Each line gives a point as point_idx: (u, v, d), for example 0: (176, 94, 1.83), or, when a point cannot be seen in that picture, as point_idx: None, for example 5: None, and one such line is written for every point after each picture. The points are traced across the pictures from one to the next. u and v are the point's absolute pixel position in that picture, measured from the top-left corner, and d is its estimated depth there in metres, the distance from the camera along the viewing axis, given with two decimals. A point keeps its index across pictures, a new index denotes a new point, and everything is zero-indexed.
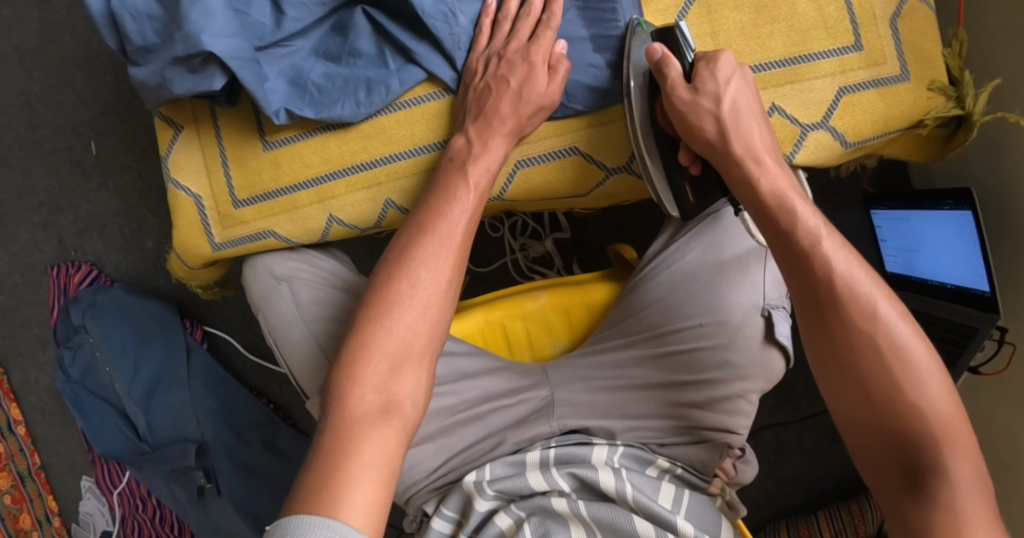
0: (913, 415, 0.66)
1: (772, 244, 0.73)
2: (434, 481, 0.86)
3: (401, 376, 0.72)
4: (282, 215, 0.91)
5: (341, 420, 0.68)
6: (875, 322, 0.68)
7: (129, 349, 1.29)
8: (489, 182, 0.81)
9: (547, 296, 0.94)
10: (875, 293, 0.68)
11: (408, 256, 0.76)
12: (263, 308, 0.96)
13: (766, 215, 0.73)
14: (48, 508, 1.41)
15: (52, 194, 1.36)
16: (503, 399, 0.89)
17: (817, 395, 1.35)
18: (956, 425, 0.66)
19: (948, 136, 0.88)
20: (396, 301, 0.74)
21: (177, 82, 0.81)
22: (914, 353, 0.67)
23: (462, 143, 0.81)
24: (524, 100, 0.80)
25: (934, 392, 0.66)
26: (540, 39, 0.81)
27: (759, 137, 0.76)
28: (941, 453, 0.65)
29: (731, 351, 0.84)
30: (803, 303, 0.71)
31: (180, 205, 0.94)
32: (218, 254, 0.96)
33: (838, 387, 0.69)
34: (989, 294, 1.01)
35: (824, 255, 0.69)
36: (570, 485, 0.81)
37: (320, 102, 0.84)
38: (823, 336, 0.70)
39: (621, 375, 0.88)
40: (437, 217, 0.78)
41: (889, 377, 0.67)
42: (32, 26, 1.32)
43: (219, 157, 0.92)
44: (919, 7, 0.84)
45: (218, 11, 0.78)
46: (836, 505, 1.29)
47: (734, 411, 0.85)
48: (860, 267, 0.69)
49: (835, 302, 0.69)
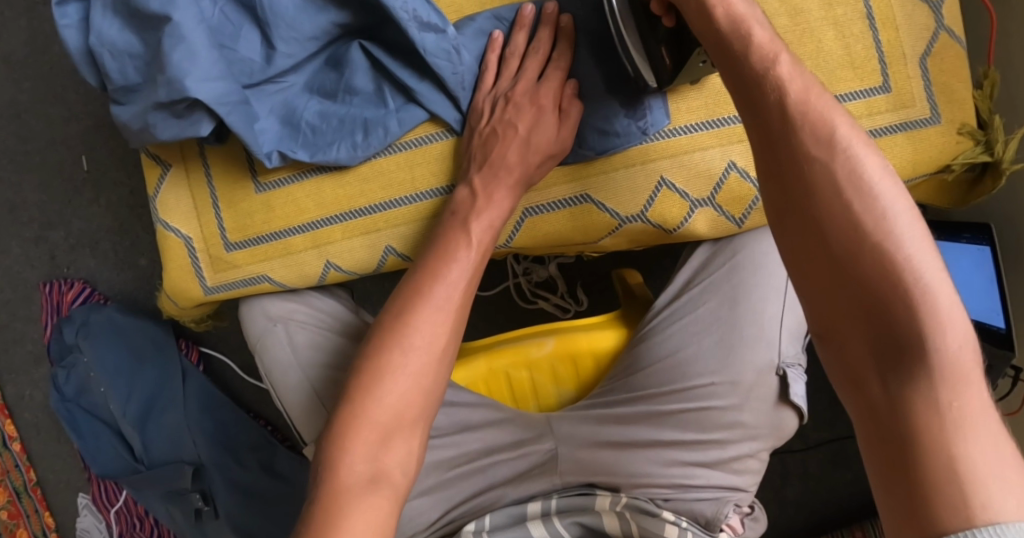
0: (879, 265, 0.54)
1: (723, 74, 0.62)
2: (432, 533, 0.83)
3: (393, 447, 0.68)
4: (275, 259, 0.87)
5: (329, 493, 0.64)
6: (832, 148, 0.56)
7: (123, 370, 1.26)
8: (491, 239, 0.77)
9: (553, 342, 0.90)
10: (833, 113, 0.57)
11: (402, 321, 0.72)
12: (258, 348, 0.91)
13: (716, 43, 0.61)
14: (44, 524, 1.37)
15: (43, 209, 1.31)
16: (505, 452, 0.85)
17: (825, 421, 1.31)
18: (938, 282, 0.53)
19: (973, 181, 0.84)
20: (389, 366, 0.70)
21: (162, 127, 0.76)
22: (881, 190, 0.55)
23: (465, 195, 0.77)
24: (532, 147, 0.76)
25: (903, 226, 0.54)
26: (547, 80, 0.77)
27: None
28: (915, 313, 0.53)
29: (743, 411, 0.81)
30: (756, 142, 0.60)
31: (169, 246, 0.90)
32: (211, 297, 0.92)
33: (797, 241, 0.58)
34: (1005, 330, 0.97)
35: (777, 76, 0.58)
36: (572, 531, 0.77)
37: (314, 143, 0.79)
38: (774, 171, 0.59)
39: (628, 432, 0.83)
40: (433, 281, 0.74)
41: (847, 212, 0.55)
42: (20, 36, 1.27)
43: (209, 197, 0.87)
44: (952, 42, 0.80)
45: (202, 52, 0.73)
46: (840, 530, 1.26)
47: (742, 470, 0.82)
48: (818, 90, 0.58)
49: (788, 131, 0.57)
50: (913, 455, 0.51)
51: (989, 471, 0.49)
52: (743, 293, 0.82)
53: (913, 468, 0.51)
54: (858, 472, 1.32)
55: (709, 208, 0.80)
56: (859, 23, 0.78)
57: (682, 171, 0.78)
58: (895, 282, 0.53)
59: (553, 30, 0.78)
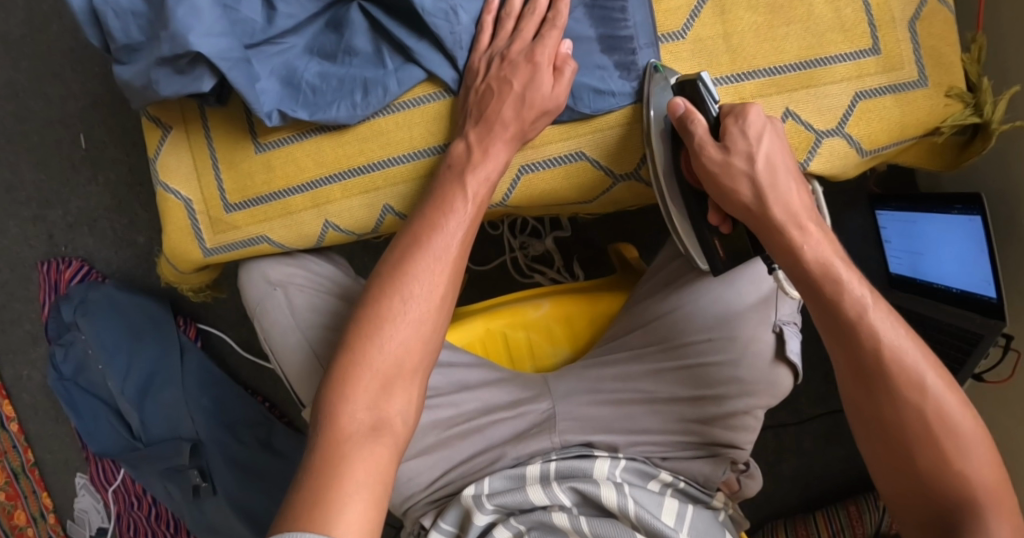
0: (955, 479, 0.69)
1: (817, 314, 0.73)
2: (430, 495, 0.83)
3: (393, 396, 0.69)
4: (275, 219, 0.88)
5: (330, 438, 0.66)
6: (923, 391, 0.70)
7: (122, 346, 1.27)
8: (488, 193, 0.78)
9: (549, 304, 0.91)
10: (921, 362, 0.70)
11: (401, 272, 0.73)
12: (259, 312, 0.92)
13: (811, 288, 0.72)
14: (42, 505, 1.39)
15: (41, 188, 1.32)
16: (502, 412, 0.86)
17: (817, 397, 1.33)
18: (999, 493, 0.68)
19: (964, 144, 0.85)
20: (388, 318, 0.71)
21: (164, 83, 0.77)
22: (957, 419, 0.69)
23: (462, 149, 0.78)
24: (527, 103, 0.77)
25: (976, 452, 0.69)
26: (544, 39, 0.77)
27: (801, 201, 0.73)
28: (983, 517, 0.67)
29: (738, 367, 0.81)
30: (846, 368, 0.73)
31: (169, 208, 0.91)
32: (210, 259, 0.93)
33: (882, 446, 0.72)
34: (996, 300, 1.00)
35: (870, 324, 0.70)
36: (571, 500, 0.77)
37: (314, 103, 0.80)
38: (866, 390, 0.72)
39: (623, 387, 0.85)
40: (432, 232, 0.75)
41: (931, 439, 0.69)
42: (17, 14, 1.27)
43: (209, 159, 0.88)
44: (940, 8, 0.81)
45: (206, 9, 0.74)
46: (834, 506, 1.28)
47: (740, 428, 0.82)
48: (907, 336, 0.71)
49: (881, 370, 0.71)
50: None
51: None
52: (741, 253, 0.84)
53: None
54: (851, 448, 1.33)
55: None
56: None
57: None
58: (967, 493, 0.68)
59: None
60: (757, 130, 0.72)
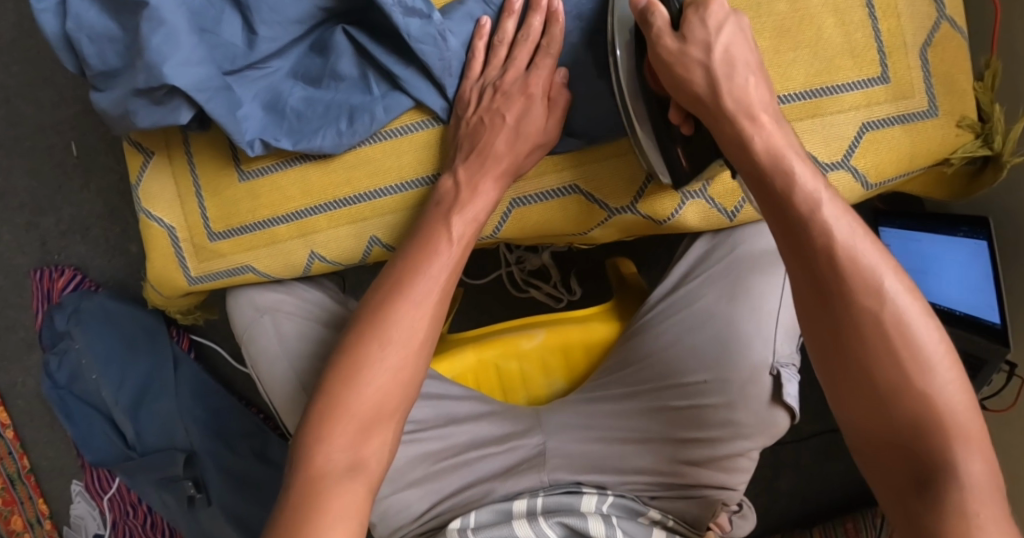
0: (921, 404, 0.60)
1: (767, 213, 0.66)
2: (418, 527, 0.80)
3: (371, 440, 0.67)
4: (260, 248, 0.85)
5: (306, 482, 0.64)
6: (880, 297, 0.62)
7: (115, 356, 1.24)
8: (475, 231, 0.75)
9: (544, 334, 0.88)
10: (879, 265, 0.62)
11: (381, 314, 0.71)
12: (246, 339, 0.90)
13: (760, 180, 0.66)
14: (38, 511, 1.37)
15: (33, 195, 1.30)
16: (492, 445, 0.83)
17: (818, 412, 1.31)
18: (965, 415, 0.60)
19: (973, 173, 0.83)
20: (367, 358, 0.69)
21: (142, 113, 0.74)
22: (918, 330, 0.61)
23: (450, 186, 0.76)
24: (520, 136, 0.75)
25: (941, 369, 0.60)
26: (537, 69, 0.75)
27: (757, 93, 0.67)
28: (947, 445, 0.59)
29: (734, 409, 0.78)
30: (798, 276, 0.65)
31: (153, 236, 0.88)
32: (196, 287, 0.91)
33: (834, 361, 0.63)
34: (1001, 326, 0.98)
35: (822, 219, 0.63)
36: (558, 534, 0.72)
37: (298, 130, 0.78)
38: (820, 304, 0.63)
39: (613, 426, 0.82)
40: (414, 274, 0.72)
41: (891, 353, 0.61)
42: (7, 19, 1.25)
43: (192, 185, 0.86)
44: (953, 33, 0.78)
45: (182, 35, 0.71)
46: (832, 522, 1.26)
47: (732, 469, 0.79)
48: (863, 236, 0.63)
49: (838, 275, 0.62)
50: None
51: None
52: (741, 291, 0.80)
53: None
54: (851, 464, 1.31)
55: (700, 200, 0.79)
56: (860, 9, 0.77)
57: None
58: (933, 419, 0.59)
59: (545, 17, 0.74)
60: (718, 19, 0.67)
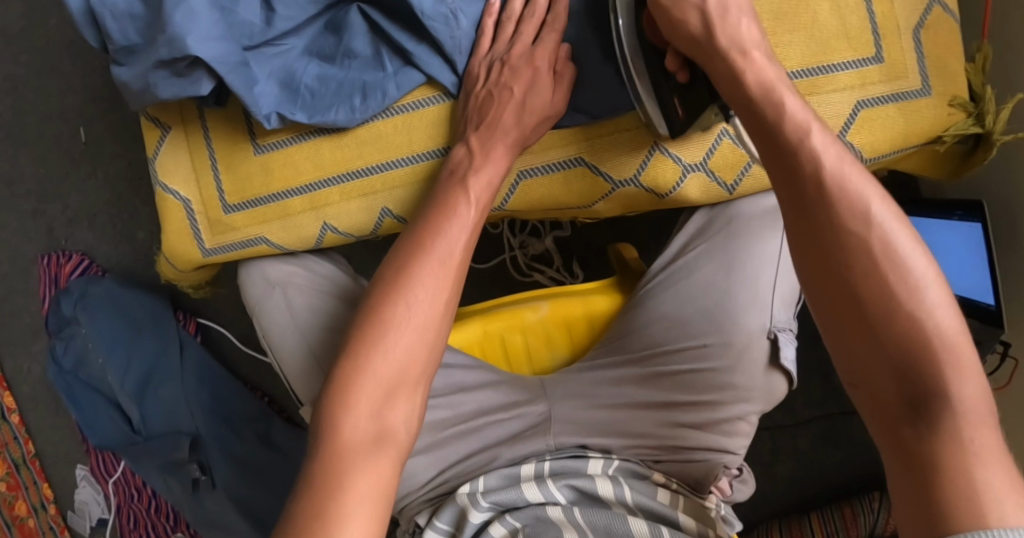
0: (909, 328, 0.59)
1: (760, 146, 0.68)
2: (427, 492, 0.83)
3: (396, 405, 0.69)
4: (274, 221, 0.88)
5: (334, 448, 0.65)
6: (869, 222, 0.62)
7: (121, 341, 1.27)
8: (490, 197, 0.78)
9: (548, 306, 0.91)
10: (867, 190, 0.62)
11: (404, 278, 0.73)
12: (257, 312, 0.92)
13: (753, 113, 0.68)
14: (43, 496, 1.39)
15: (40, 183, 1.32)
16: (499, 412, 0.86)
17: (815, 399, 1.33)
18: (959, 342, 0.59)
19: (966, 153, 0.86)
20: (391, 322, 0.71)
21: (163, 85, 0.77)
22: (908, 255, 0.61)
23: (463, 154, 0.79)
24: (527, 109, 0.78)
25: (933, 296, 0.60)
26: (543, 43, 0.78)
27: (748, 32, 0.70)
28: (939, 370, 0.58)
29: (733, 373, 0.82)
30: (788, 206, 0.65)
31: (168, 208, 0.91)
32: (209, 259, 0.93)
33: (823, 285, 0.63)
34: (995, 308, 0.99)
35: (812, 149, 0.64)
36: (567, 497, 0.77)
37: (313, 106, 0.80)
38: (809, 233, 0.64)
39: (617, 393, 0.85)
40: (436, 237, 0.75)
41: (881, 277, 0.61)
42: (18, 8, 1.28)
43: (208, 159, 0.88)
44: (945, 17, 0.82)
45: (203, 11, 0.74)
46: (829, 507, 1.28)
47: (732, 432, 0.83)
48: (851, 163, 0.64)
49: (824, 200, 0.63)
50: (938, 489, 0.56)
51: (1009, 505, 0.53)
52: (739, 261, 0.83)
53: (937, 496, 0.55)
54: (848, 450, 1.33)
55: (701, 173, 0.82)
56: None
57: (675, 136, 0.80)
58: (922, 343, 0.59)
59: None
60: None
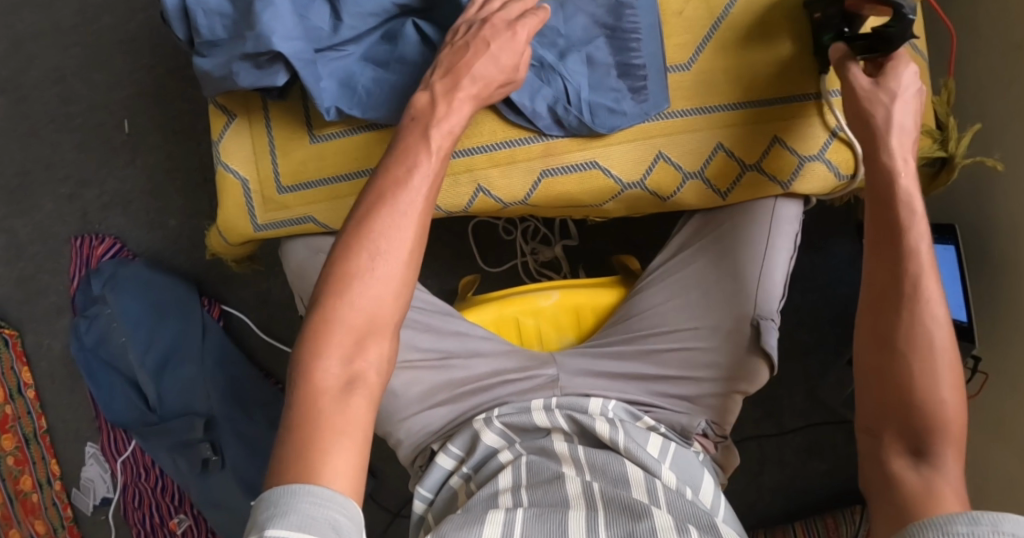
0: (926, 401, 0.77)
1: (873, 234, 0.84)
2: (438, 432, 0.95)
3: (368, 347, 0.75)
4: (322, 203, 1.00)
5: (308, 393, 0.71)
6: (932, 326, 0.79)
7: (144, 322, 1.38)
8: (450, 145, 0.84)
9: (558, 294, 1.03)
10: (936, 304, 0.79)
11: (367, 227, 0.77)
12: (301, 275, 1.04)
13: (879, 207, 0.84)
14: (50, 471, 1.44)
15: (79, 168, 1.45)
16: (510, 374, 0.96)
17: (801, 410, 1.41)
18: (957, 425, 0.76)
19: (933, 174, 1.00)
20: (359, 272, 0.76)
21: (244, 75, 0.89)
22: (941, 355, 0.78)
23: (426, 102, 0.85)
24: (499, 60, 0.87)
25: (948, 391, 0.77)
26: (524, 17, 0.89)
27: (904, 135, 0.85)
28: (940, 439, 0.75)
29: (719, 354, 0.96)
30: (875, 294, 0.82)
31: (227, 186, 1.02)
32: (260, 233, 1.05)
33: (878, 358, 0.80)
34: (967, 323, 1.08)
35: (912, 258, 0.81)
36: (570, 428, 0.89)
37: (367, 103, 0.93)
38: (881, 313, 0.81)
39: (616, 365, 0.96)
40: (397, 189, 0.79)
41: (920, 366, 0.78)
42: (72, 6, 1.44)
43: (267, 144, 1.00)
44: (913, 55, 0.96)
45: (287, 15, 0.87)
46: (812, 518, 1.36)
47: (717, 406, 0.96)
48: (934, 280, 0.80)
49: (907, 294, 0.80)
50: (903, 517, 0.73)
51: None
52: (728, 256, 0.98)
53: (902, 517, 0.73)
54: (830, 462, 1.41)
55: (698, 181, 0.97)
56: None
57: (677, 148, 0.95)
58: (932, 414, 0.76)
59: None
60: (897, 78, 0.86)
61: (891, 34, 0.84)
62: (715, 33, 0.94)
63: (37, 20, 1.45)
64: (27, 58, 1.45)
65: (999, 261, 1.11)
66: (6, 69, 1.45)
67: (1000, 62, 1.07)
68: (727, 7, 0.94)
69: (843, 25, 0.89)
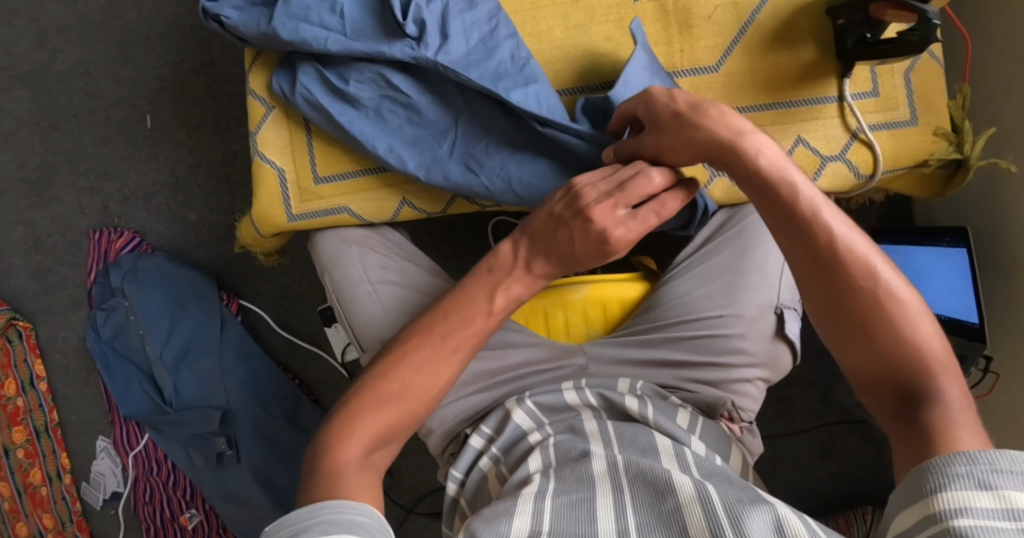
0: (904, 345, 0.75)
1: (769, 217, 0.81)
2: (469, 416, 0.97)
3: (384, 449, 0.80)
4: (359, 193, 1.03)
5: (324, 470, 0.76)
6: (873, 273, 0.77)
7: (164, 312, 1.39)
8: (514, 304, 0.88)
9: (587, 288, 1.05)
10: (867, 249, 0.78)
11: (406, 355, 0.83)
12: (330, 267, 1.05)
13: (760, 186, 0.81)
14: (60, 465, 1.44)
15: (101, 161, 1.47)
16: (543, 363, 0.99)
17: (813, 412, 1.42)
18: (940, 352, 0.74)
19: (948, 176, 1.02)
20: (393, 391, 0.81)
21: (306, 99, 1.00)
22: (899, 293, 0.76)
23: (508, 255, 0.89)
24: (594, 234, 0.86)
25: (921, 324, 0.75)
26: (637, 168, 0.87)
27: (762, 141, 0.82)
28: (930, 373, 0.74)
29: (744, 340, 0.98)
30: (806, 267, 0.79)
31: (262, 175, 1.04)
32: (293, 224, 1.05)
33: (839, 327, 0.78)
34: (978, 326, 1.09)
35: (824, 221, 0.79)
36: (600, 405, 0.91)
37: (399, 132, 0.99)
38: (825, 284, 0.78)
39: (644, 353, 0.98)
40: (454, 325, 0.85)
41: (886, 315, 0.76)
42: (98, 2, 1.47)
43: (305, 136, 1.03)
44: (931, 62, 1.00)
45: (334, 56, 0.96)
46: (824, 519, 1.37)
47: (742, 391, 0.98)
48: (855, 230, 0.79)
49: (839, 256, 0.77)
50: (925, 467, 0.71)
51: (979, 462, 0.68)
52: (751, 246, 1.00)
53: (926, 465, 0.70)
54: (842, 464, 1.41)
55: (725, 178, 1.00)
56: (864, 68, 0.99)
57: None
58: (913, 354, 0.74)
59: (636, 169, 0.87)
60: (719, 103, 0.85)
61: (916, 38, 0.87)
62: (743, 36, 0.99)
63: (63, 15, 1.47)
64: (51, 52, 1.47)
65: (1013, 263, 1.13)
66: (31, 64, 1.47)
67: (1013, 68, 1.09)
68: (754, 13, 0.99)
69: (866, 30, 0.93)
